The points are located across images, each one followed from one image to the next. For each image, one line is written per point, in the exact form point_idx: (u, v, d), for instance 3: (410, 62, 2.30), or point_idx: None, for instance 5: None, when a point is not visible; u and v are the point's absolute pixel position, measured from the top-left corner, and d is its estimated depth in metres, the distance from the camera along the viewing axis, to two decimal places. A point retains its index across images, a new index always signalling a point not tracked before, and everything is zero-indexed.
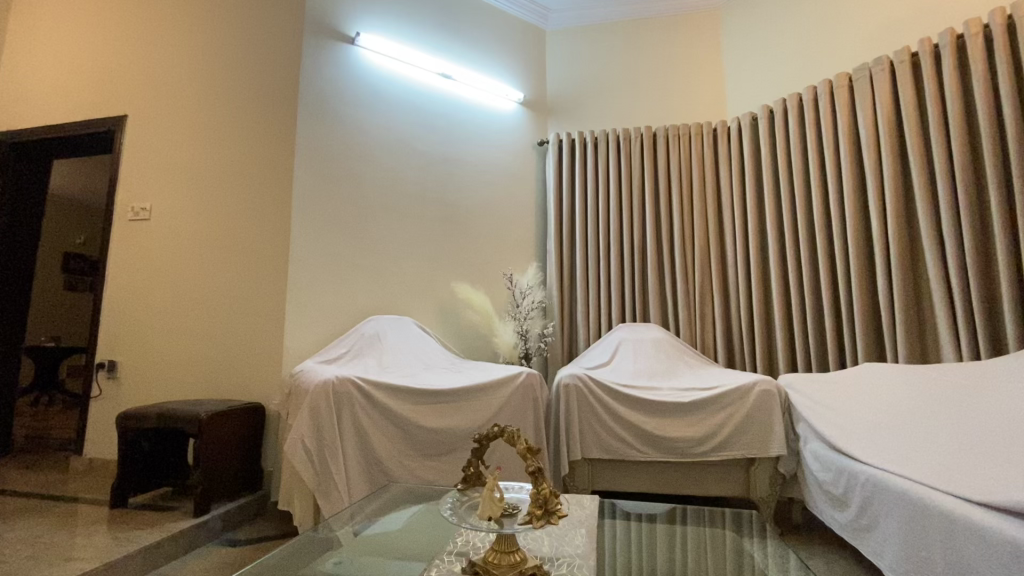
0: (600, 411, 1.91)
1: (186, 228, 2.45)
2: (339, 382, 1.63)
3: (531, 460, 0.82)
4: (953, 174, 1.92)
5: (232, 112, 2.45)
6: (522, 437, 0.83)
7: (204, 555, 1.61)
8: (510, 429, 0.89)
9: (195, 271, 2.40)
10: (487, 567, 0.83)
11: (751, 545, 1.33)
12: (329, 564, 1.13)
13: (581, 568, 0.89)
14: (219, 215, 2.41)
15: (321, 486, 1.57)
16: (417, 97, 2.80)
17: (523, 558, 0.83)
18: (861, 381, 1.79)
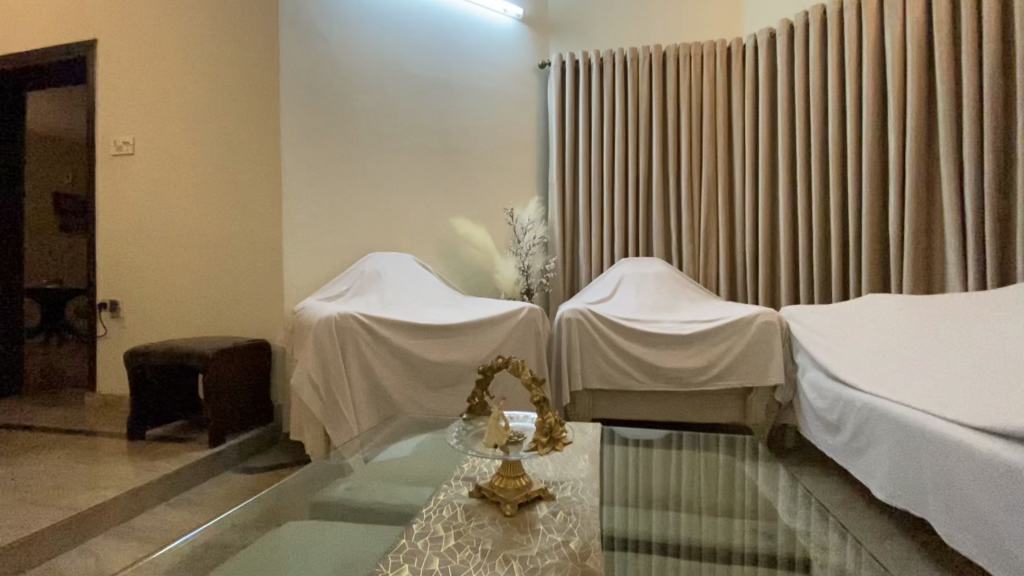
0: (601, 344, 1.93)
1: (173, 164, 2.35)
2: (340, 317, 1.64)
3: (537, 391, 0.82)
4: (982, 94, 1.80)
5: (209, 34, 2.27)
6: (528, 369, 0.83)
7: (222, 482, 1.69)
8: (515, 360, 0.88)
9: (187, 209, 2.34)
10: (494, 491, 0.86)
11: (745, 466, 1.38)
12: (340, 489, 1.19)
13: (584, 490, 0.93)
14: (206, 149, 2.30)
15: (330, 418, 1.63)
16: (409, 15, 2.58)
17: (529, 482, 0.87)
18: (864, 312, 1.78)
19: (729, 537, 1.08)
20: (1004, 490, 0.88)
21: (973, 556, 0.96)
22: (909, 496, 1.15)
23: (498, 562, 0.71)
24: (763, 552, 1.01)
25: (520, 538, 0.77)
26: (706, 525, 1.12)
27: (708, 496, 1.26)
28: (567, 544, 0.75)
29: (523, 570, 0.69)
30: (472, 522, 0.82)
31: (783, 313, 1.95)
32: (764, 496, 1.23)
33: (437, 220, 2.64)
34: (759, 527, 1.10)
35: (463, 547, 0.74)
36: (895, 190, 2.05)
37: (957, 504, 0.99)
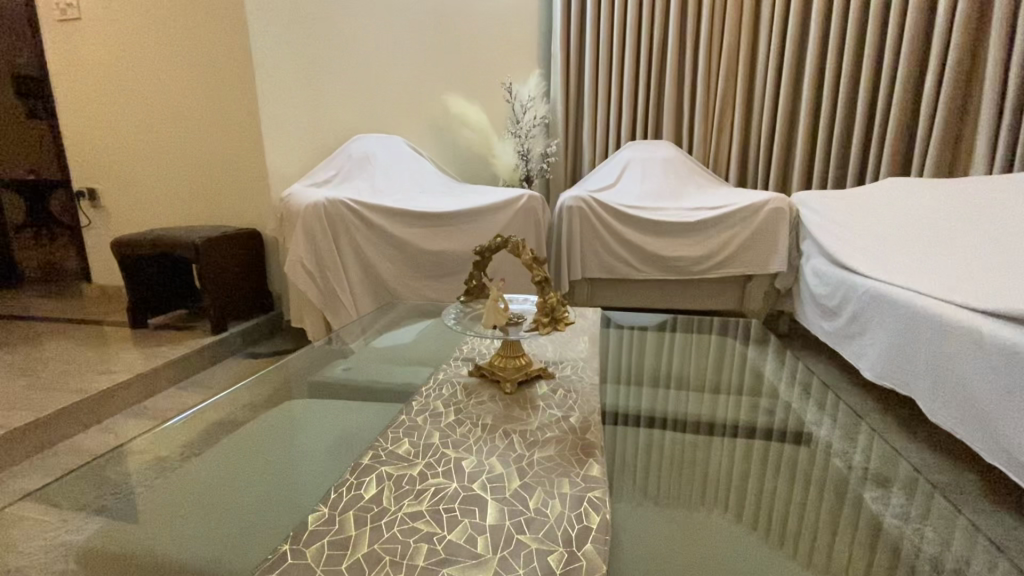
0: (602, 232, 1.88)
1: (126, 31, 2.09)
2: (328, 203, 1.59)
3: (538, 270, 0.78)
4: None
5: None
6: (528, 248, 0.78)
7: (230, 365, 1.76)
8: (514, 239, 0.83)
9: (152, 85, 2.12)
10: (493, 370, 0.86)
11: (734, 343, 1.44)
12: (339, 369, 1.23)
13: (584, 370, 0.94)
14: (160, 11, 2.02)
15: (329, 305, 1.64)
16: None
17: (529, 362, 0.86)
18: (881, 197, 1.69)
19: (714, 411, 1.18)
20: (1001, 370, 0.89)
21: (953, 429, 1.01)
22: (898, 376, 1.19)
23: (498, 435, 0.73)
24: (751, 425, 1.13)
25: (520, 414, 0.78)
26: (695, 401, 1.22)
27: (697, 374, 1.33)
28: (564, 419, 0.77)
29: (522, 442, 0.71)
30: (471, 399, 0.83)
31: (794, 200, 1.86)
32: (754, 371, 1.31)
33: (428, 98, 2.47)
34: (748, 403, 1.21)
35: (462, 421, 0.76)
36: (931, 74, 2.00)
37: (947, 383, 1.02)
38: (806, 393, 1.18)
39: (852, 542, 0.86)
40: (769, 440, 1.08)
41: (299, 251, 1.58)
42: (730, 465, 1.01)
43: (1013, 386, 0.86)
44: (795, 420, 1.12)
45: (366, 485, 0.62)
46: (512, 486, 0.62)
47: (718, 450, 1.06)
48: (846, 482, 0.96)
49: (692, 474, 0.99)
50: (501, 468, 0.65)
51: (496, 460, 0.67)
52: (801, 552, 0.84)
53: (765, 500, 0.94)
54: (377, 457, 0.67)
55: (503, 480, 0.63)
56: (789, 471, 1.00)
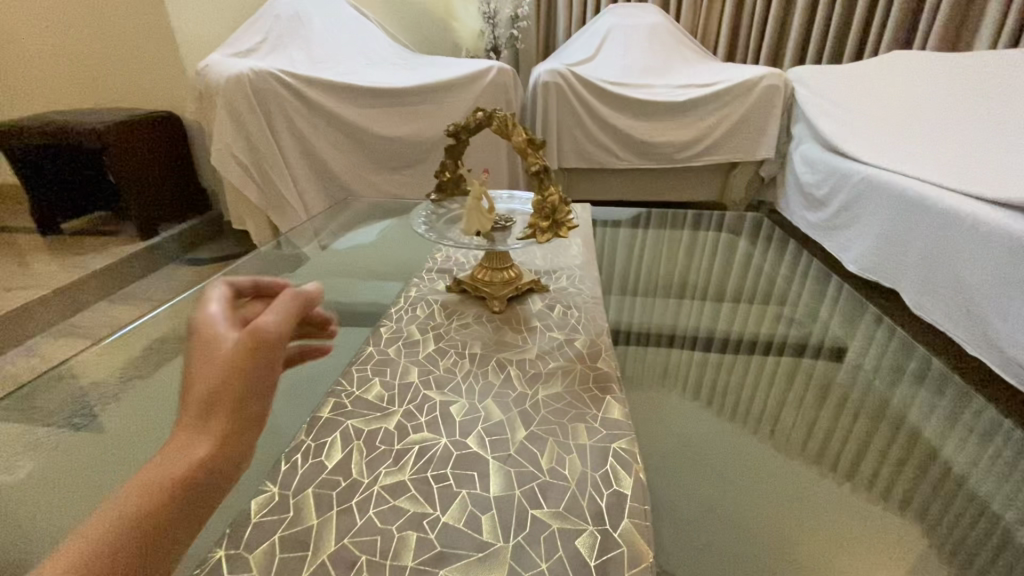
0: (581, 115, 1.68)
1: None
2: (255, 75, 1.32)
3: (535, 159, 0.65)
4: None
5: None
6: (521, 127, 0.66)
7: (169, 275, 1.58)
8: (500, 114, 0.71)
9: None
10: (476, 286, 0.76)
11: (737, 239, 1.35)
12: (288, 287, 1.07)
13: (582, 280, 0.84)
14: None
15: (272, 204, 1.43)
16: None
17: (518, 275, 0.77)
18: (884, 70, 1.54)
19: (741, 326, 1.11)
20: (1001, 263, 0.85)
21: (938, 322, 1.00)
22: (886, 269, 1.16)
23: (492, 368, 0.63)
24: (772, 338, 1.08)
25: (513, 339, 0.69)
26: (715, 312, 1.14)
27: (706, 278, 1.24)
28: (567, 345, 0.67)
29: (522, 377, 0.61)
30: (454, 322, 0.73)
31: (792, 76, 1.68)
32: (766, 272, 1.22)
33: None
34: (771, 312, 1.13)
35: (446, 352, 0.66)
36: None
37: (941, 277, 0.99)
38: (780, 287, 1.17)
39: (877, 445, 0.87)
40: (798, 355, 1.03)
41: (228, 138, 1.34)
42: (751, 383, 0.98)
43: (1012, 278, 0.83)
44: (819, 329, 1.06)
45: (327, 450, 0.51)
46: (518, 439, 0.52)
47: (736, 368, 1.02)
48: (868, 385, 0.95)
49: (713, 395, 0.96)
50: (500, 416, 0.55)
51: (493, 403, 0.57)
52: (826, 463, 0.85)
53: (788, 417, 0.92)
54: (339, 408, 0.56)
55: (504, 430, 0.53)
56: (814, 385, 0.98)
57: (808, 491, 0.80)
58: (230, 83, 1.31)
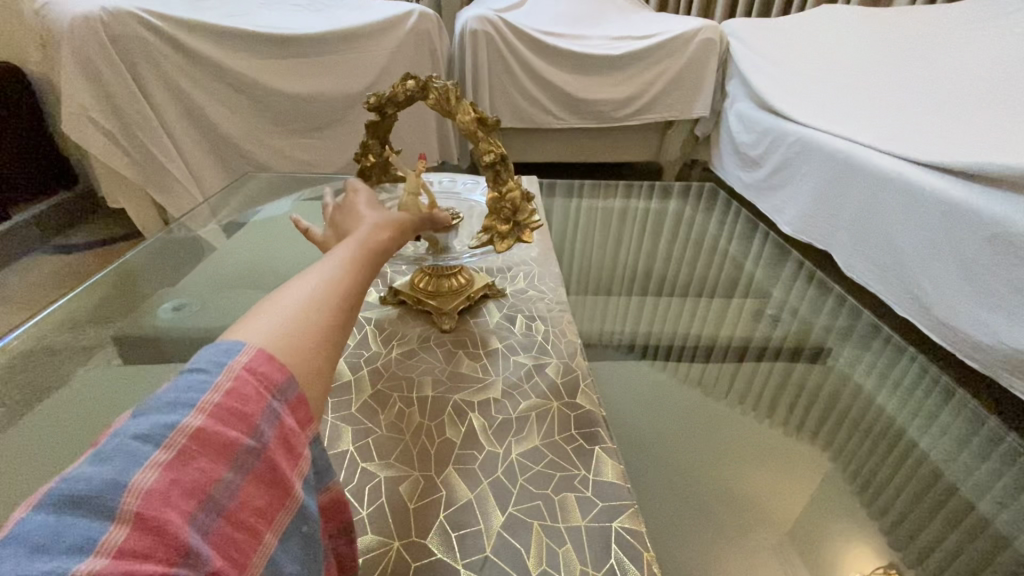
0: (513, 68, 1.54)
1: None
2: (108, 15, 1.05)
3: (488, 146, 0.59)
4: None
5: None
6: (467, 103, 0.58)
7: (30, 268, 1.31)
8: (435, 87, 0.60)
9: None
10: (418, 296, 0.67)
11: (697, 224, 1.26)
12: (165, 312, 0.85)
13: (538, 278, 0.77)
14: None
15: (152, 179, 1.19)
16: None
17: (467, 282, 0.69)
18: (815, 25, 1.53)
19: (717, 328, 1.00)
20: (936, 228, 0.88)
21: (869, 285, 1.04)
22: (820, 232, 1.18)
23: (448, 417, 0.54)
24: (749, 339, 0.98)
25: (468, 365, 0.61)
26: (690, 311, 1.04)
27: (675, 270, 1.13)
28: (538, 373, 0.60)
29: (488, 431, 0.53)
30: (395, 350, 0.63)
31: (726, 29, 1.63)
32: (738, 263, 1.13)
33: None
34: (749, 308, 1.03)
35: (389, 397, 0.56)
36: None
37: (875, 240, 1.01)
38: (703, 266, 1.14)
39: (863, 460, 0.80)
40: (780, 360, 0.95)
41: (82, 96, 1.07)
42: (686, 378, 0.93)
43: (944, 243, 0.86)
44: (801, 328, 0.97)
45: None
46: (494, 529, 0.43)
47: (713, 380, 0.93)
48: (854, 386, 0.87)
49: (652, 402, 0.89)
50: (467, 496, 0.46)
51: (456, 476, 0.48)
52: (763, 458, 0.82)
53: (771, 437, 0.84)
54: None
55: (475, 519, 0.44)
56: (796, 393, 0.90)
57: (799, 526, 0.73)
58: (77, 25, 1.04)
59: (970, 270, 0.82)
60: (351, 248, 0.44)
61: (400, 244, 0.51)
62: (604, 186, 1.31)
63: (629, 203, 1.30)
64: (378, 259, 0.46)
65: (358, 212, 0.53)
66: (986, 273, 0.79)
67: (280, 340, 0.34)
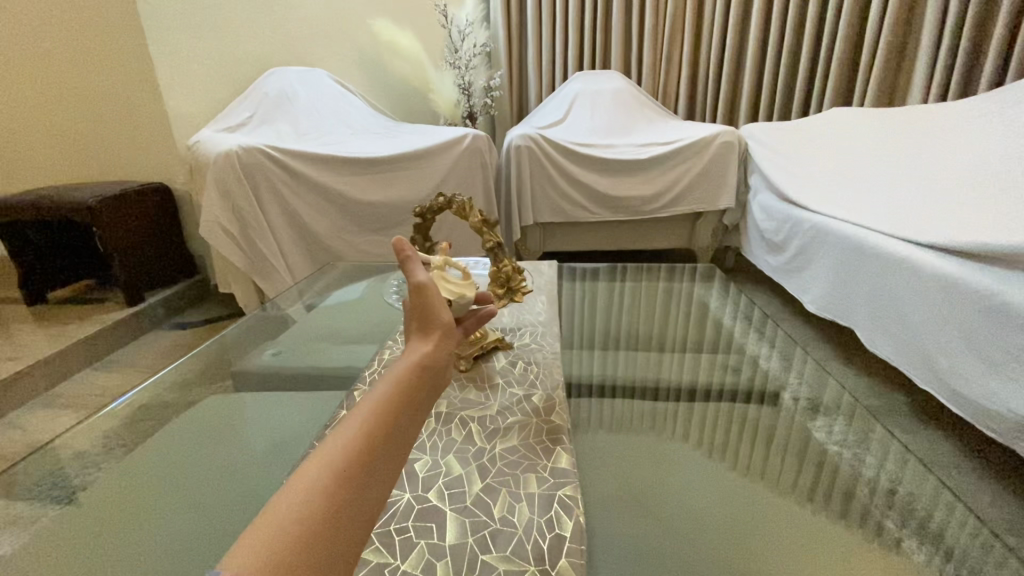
0: (551, 172, 1.79)
1: None
2: (243, 151, 1.40)
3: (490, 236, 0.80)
4: None
5: None
6: (477, 210, 0.79)
7: (154, 340, 1.61)
8: (457, 198, 0.81)
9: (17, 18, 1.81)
10: None
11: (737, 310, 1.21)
12: (268, 356, 1.09)
13: (544, 336, 0.91)
14: None
15: (256, 268, 1.49)
16: None
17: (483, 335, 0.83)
18: (826, 124, 1.69)
19: (690, 377, 1.07)
20: (941, 302, 0.93)
21: (890, 358, 1.07)
22: (841, 309, 1.23)
23: (454, 427, 0.67)
24: (724, 389, 1.02)
25: (477, 395, 0.74)
26: (666, 368, 1.11)
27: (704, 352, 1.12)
28: (525, 400, 0.72)
29: (482, 433, 0.66)
30: None
31: (744, 132, 1.83)
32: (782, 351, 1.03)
33: (352, 24, 2.28)
34: (720, 360, 1.09)
35: None
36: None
37: (887, 316, 1.06)
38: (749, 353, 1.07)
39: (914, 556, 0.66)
40: (736, 402, 0.98)
41: (216, 209, 1.41)
42: (724, 458, 0.88)
43: (945, 316, 0.92)
44: (760, 375, 1.02)
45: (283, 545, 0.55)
46: (475, 490, 0.57)
47: (745, 462, 0.87)
48: (807, 433, 0.87)
49: (685, 479, 0.84)
50: (459, 471, 0.60)
51: (454, 459, 0.62)
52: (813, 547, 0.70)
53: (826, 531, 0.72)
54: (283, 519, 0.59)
55: (462, 484, 0.58)
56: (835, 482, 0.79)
57: None
58: (220, 158, 1.39)
59: (970, 341, 0.86)
60: (399, 368, 0.40)
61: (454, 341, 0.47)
62: (647, 270, 1.42)
63: (672, 285, 1.39)
64: (432, 382, 0.42)
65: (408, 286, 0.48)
66: (987, 343, 0.83)
67: (271, 538, 0.28)
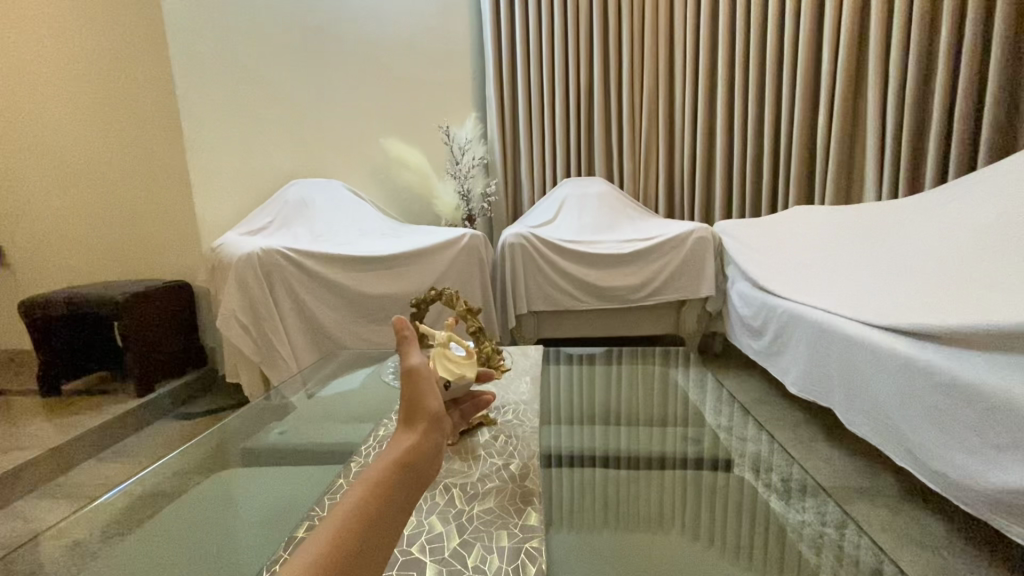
0: (542, 266, 1.94)
1: (58, 97, 2.09)
2: (264, 253, 1.55)
3: (472, 321, 0.93)
4: (910, 20, 1.99)
5: None
6: (463, 301, 0.92)
7: (158, 429, 1.65)
8: (448, 291, 0.94)
9: (80, 144, 2.10)
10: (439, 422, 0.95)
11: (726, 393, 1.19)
12: (274, 434, 1.14)
13: (524, 413, 1.05)
14: (91, 76, 2.04)
15: (265, 357, 1.58)
16: None
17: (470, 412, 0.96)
18: (789, 221, 1.86)
19: (662, 448, 1.09)
20: (907, 381, 0.98)
21: (876, 442, 1.09)
22: (820, 390, 1.28)
23: (439, 492, 0.79)
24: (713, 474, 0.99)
25: (462, 464, 0.86)
26: (638, 436, 1.14)
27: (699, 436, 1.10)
28: (503, 468, 0.85)
29: (463, 497, 0.78)
30: None
31: (717, 228, 2.00)
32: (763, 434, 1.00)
33: (366, 142, 2.59)
34: (688, 433, 1.12)
35: None
36: (823, 102, 2.19)
37: (863, 397, 1.11)
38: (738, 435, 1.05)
39: None
40: (704, 473, 1.00)
41: (233, 305, 1.53)
42: (709, 543, 0.83)
43: (912, 396, 0.97)
44: (750, 457, 0.98)
45: None
46: (452, 543, 0.69)
47: (734, 548, 0.81)
48: (778, 511, 0.85)
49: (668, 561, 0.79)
50: (441, 528, 0.71)
51: (436, 518, 0.73)
52: None
53: None
54: None
55: (442, 538, 0.69)
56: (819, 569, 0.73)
57: None
58: (241, 259, 1.53)
59: (939, 419, 0.91)
60: (384, 461, 0.42)
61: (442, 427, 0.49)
62: (643, 356, 1.48)
63: (668, 368, 1.43)
64: (419, 471, 0.43)
65: (402, 372, 0.52)
66: (953, 421, 0.88)
67: None
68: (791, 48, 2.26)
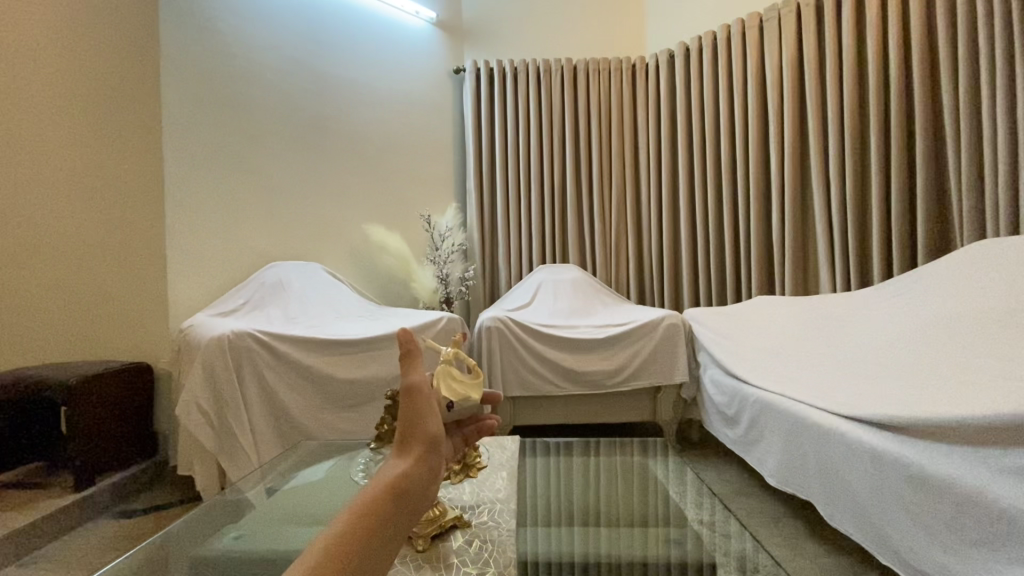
0: (520, 350, 1.95)
1: None
2: (235, 335, 1.50)
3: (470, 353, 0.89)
4: (845, 131, 2.18)
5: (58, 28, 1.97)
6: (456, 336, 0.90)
7: (94, 530, 1.49)
8: None
9: None
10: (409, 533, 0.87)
11: (705, 487, 1.17)
12: (227, 539, 1.04)
13: (500, 513, 1.00)
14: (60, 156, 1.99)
15: (224, 448, 1.49)
16: (320, 29, 2.59)
17: (444, 513, 0.91)
18: (754, 309, 1.95)
19: (644, 549, 1.05)
20: (878, 472, 1.00)
21: (857, 538, 1.08)
22: (797, 482, 1.27)
23: None
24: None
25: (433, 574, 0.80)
26: (619, 536, 1.09)
27: (681, 536, 1.06)
28: None
29: None
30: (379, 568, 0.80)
31: (687, 315, 2.07)
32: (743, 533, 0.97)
33: (348, 226, 2.65)
34: (671, 533, 1.08)
35: None
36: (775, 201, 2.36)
37: (838, 490, 1.11)
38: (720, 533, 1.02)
39: None
40: None
41: (196, 391, 1.45)
42: None
43: (886, 488, 0.97)
44: (732, 559, 0.95)
45: None
46: None
47: None
48: None
49: None
50: None
51: None
52: None
53: None
54: None
55: None
56: None
57: None
58: (211, 342, 1.48)
59: (915, 514, 0.91)
60: (376, 484, 0.45)
61: (436, 452, 0.50)
62: (620, 445, 1.47)
63: (647, 459, 1.42)
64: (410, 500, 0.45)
65: (403, 388, 0.52)
66: (927, 515, 0.88)
67: None
68: (741, 151, 2.47)
